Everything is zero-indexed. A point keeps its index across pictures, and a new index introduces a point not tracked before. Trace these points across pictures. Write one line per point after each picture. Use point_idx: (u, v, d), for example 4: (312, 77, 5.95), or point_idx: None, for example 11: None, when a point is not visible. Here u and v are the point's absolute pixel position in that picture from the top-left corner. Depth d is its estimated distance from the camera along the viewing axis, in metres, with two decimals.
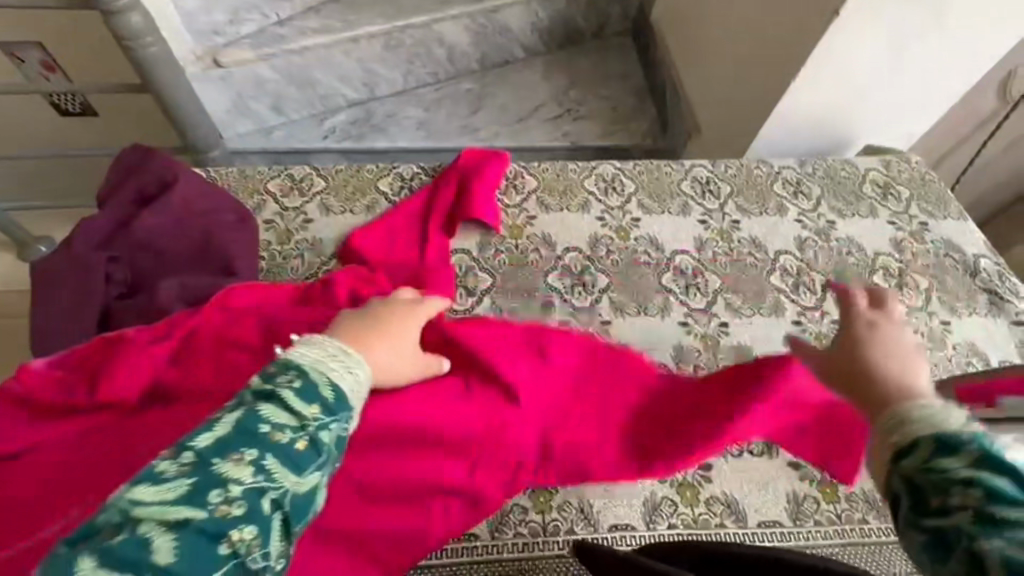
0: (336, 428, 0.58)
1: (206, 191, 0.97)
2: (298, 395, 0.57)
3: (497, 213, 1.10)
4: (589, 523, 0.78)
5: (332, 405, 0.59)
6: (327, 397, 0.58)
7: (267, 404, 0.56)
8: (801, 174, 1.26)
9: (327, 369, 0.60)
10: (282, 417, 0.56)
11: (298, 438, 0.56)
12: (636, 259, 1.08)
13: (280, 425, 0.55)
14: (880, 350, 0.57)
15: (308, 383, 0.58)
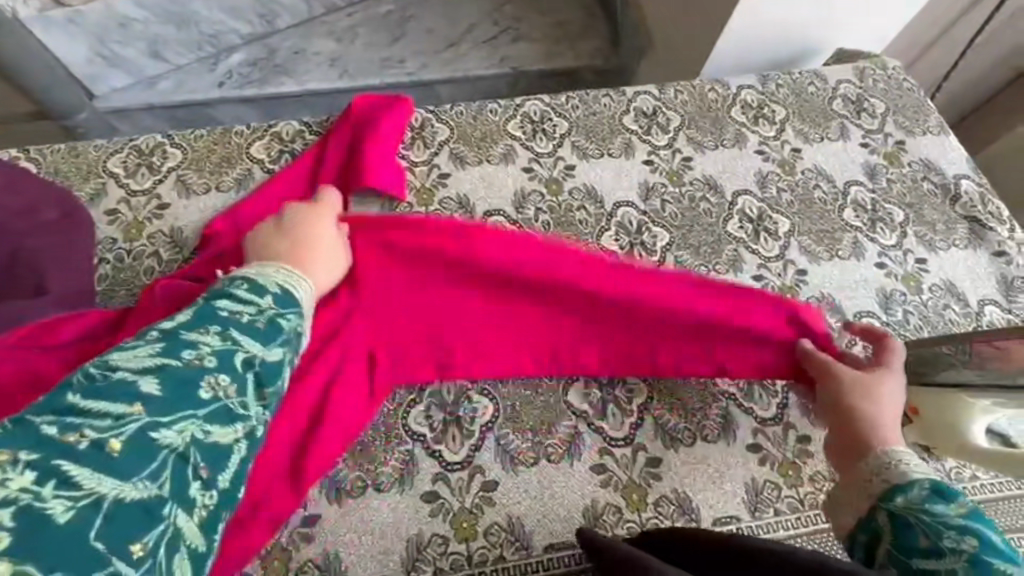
0: (293, 320, 0.57)
1: (13, 185, 0.76)
2: (254, 285, 0.56)
3: (401, 174, 0.90)
4: (520, 547, 0.68)
5: (283, 298, 0.58)
6: (278, 290, 0.58)
7: (222, 297, 0.55)
8: (764, 94, 1.07)
9: (275, 278, 0.60)
10: (242, 305, 0.54)
11: (257, 319, 0.54)
12: (570, 218, 0.91)
13: (239, 310, 0.54)
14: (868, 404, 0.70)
15: (257, 283, 0.57)
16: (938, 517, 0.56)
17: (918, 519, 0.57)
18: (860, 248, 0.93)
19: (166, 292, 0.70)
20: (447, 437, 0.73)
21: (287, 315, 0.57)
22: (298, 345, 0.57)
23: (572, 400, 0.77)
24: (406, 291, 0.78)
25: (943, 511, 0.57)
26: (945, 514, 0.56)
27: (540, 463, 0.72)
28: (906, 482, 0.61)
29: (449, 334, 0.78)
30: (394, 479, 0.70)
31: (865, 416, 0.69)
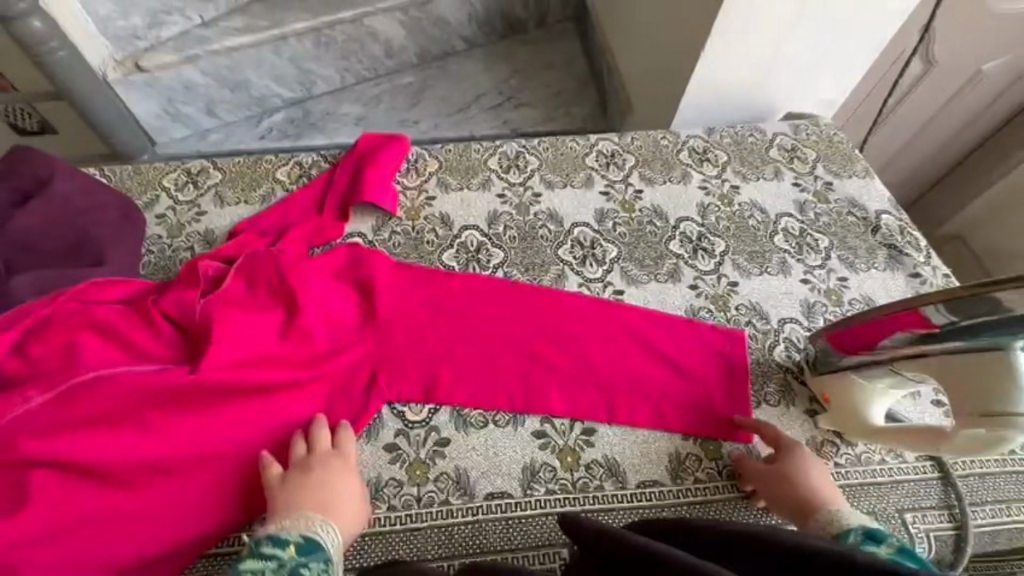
0: (314, 567, 0.63)
1: (88, 190, 0.96)
2: (296, 550, 0.64)
3: (395, 195, 1.09)
4: (464, 492, 0.78)
5: (305, 545, 0.65)
6: (299, 538, 0.65)
7: (251, 560, 0.63)
8: (709, 142, 1.25)
9: (298, 522, 0.67)
10: (265, 562, 0.63)
11: (279, 573, 0.62)
12: (533, 234, 1.08)
13: (261, 568, 0.62)
14: (803, 481, 0.77)
15: (281, 537, 0.65)
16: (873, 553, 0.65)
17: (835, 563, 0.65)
18: (787, 266, 1.06)
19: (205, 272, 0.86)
20: (410, 401, 0.85)
21: (307, 564, 0.63)
22: None
23: (523, 376, 0.89)
24: (404, 302, 0.94)
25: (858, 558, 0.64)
26: (875, 551, 0.66)
27: (488, 426, 0.84)
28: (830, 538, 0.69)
29: (437, 318, 0.93)
30: (362, 431, 0.82)
31: (810, 491, 0.76)
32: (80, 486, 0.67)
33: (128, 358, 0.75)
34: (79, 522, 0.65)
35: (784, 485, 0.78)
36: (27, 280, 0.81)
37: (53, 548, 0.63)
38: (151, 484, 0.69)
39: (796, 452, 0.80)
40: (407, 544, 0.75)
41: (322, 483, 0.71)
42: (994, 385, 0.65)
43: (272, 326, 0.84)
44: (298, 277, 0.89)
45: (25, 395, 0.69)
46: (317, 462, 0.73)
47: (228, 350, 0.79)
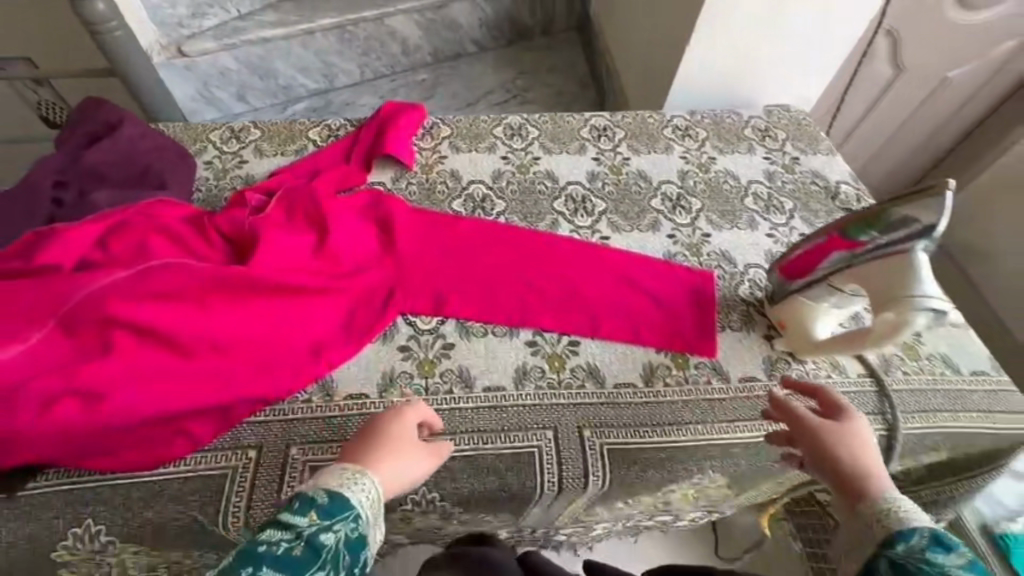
0: (340, 530, 0.64)
1: (149, 135, 1.12)
2: (318, 512, 0.64)
3: (412, 152, 1.24)
4: (465, 384, 0.91)
5: (328, 507, 0.65)
6: (323, 500, 0.65)
7: (266, 530, 0.62)
8: (690, 121, 1.41)
9: (327, 482, 0.67)
10: (282, 533, 0.62)
11: (297, 544, 0.61)
12: (532, 188, 1.22)
13: (278, 539, 0.61)
14: (846, 451, 0.74)
15: (306, 498, 0.65)
16: (940, 565, 0.57)
17: (911, 562, 0.59)
18: (755, 223, 1.21)
19: (252, 199, 1.01)
20: (420, 313, 0.99)
21: (332, 528, 0.63)
22: (348, 557, 0.63)
23: (519, 297, 1.02)
24: (419, 237, 1.09)
25: (942, 559, 0.57)
26: (943, 561, 0.57)
27: (487, 335, 0.98)
28: (903, 531, 0.62)
29: (448, 250, 1.08)
30: (380, 333, 0.95)
31: (853, 461, 0.73)
32: (155, 346, 0.80)
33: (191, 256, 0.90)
34: (153, 373, 0.79)
35: (823, 451, 0.75)
36: (102, 197, 0.95)
37: (131, 390, 0.76)
38: (210, 352, 0.83)
39: (846, 424, 0.76)
40: None
41: (376, 438, 0.75)
42: (898, 276, 0.81)
43: (307, 244, 0.99)
44: (330, 208, 1.04)
45: (110, 270, 0.82)
46: (373, 424, 0.77)
47: (271, 257, 0.93)
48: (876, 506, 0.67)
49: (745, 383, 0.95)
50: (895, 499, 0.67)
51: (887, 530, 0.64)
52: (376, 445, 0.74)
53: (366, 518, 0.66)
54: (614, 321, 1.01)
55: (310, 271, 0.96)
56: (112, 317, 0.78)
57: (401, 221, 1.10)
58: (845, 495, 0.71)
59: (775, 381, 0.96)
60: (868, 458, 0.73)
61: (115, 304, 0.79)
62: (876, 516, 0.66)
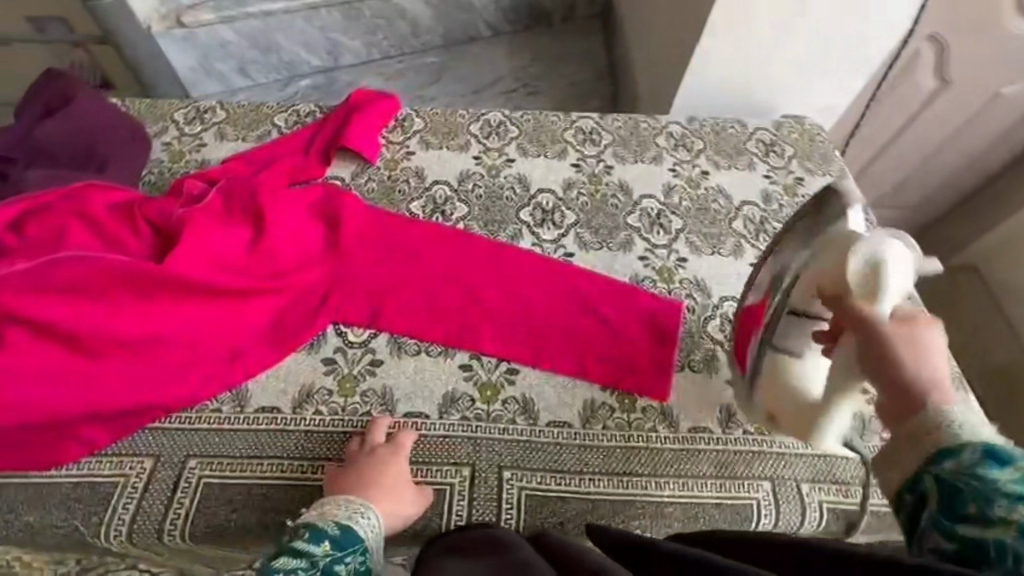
0: (351, 562, 0.66)
1: (103, 111, 1.08)
2: (332, 543, 0.66)
3: (377, 147, 1.17)
4: (386, 408, 0.85)
5: (341, 539, 0.67)
6: (336, 532, 0.67)
7: (285, 556, 0.62)
8: (688, 129, 1.29)
9: (334, 515, 0.70)
10: (298, 559, 0.63)
11: (312, 572, 0.62)
12: (499, 194, 1.14)
13: (294, 566, 0.62)
14: (928, 381, 0.53)
15: (318, 529, 0.67)
16: (988, 483, 0.44)
17: (968, 484, 0.45)
18: (740, 250, 1.09)
19: (190, 189, 0.96)
20: (353, 323, 0.93)
21: (343, 560, 0.66)
22: None
23: (461, 315, 0.95)
24: (366, 238, 1.01)
25: (990, 474, 0.45)
26: (998, 480, 0.44)
27: (420, 354, 0.91)
28: (948, 447, 0.48)
29: (395, 254, 1.00)
30: (306, 343, 0.90)
31: (937, 400, 0.51)
32: (49, 346, 0.78)
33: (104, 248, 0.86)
34: (43, 374, 0.77)
35: (886, 376, 0.55)
36: (36, 176, 0.92)
37: (19, 388, 0.75)
38: (107, 353, 0.80)
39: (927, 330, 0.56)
40: (326, 446, 0.81)
41: (371, 469, 0.77)
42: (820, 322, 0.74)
43: (240, 240, 0.93)
44: (271, 202, 0.98)
45: (12, 263, 0.80)
46: (369, 455, 0.78)
47: (192, 252, 0.88)
48: (932, 418, 0.50)
49: (693, 434, 0.87)
50: (958, 410, 0.51)
51: (933, 448, 0.49)
52: (370, 481, 0.76)
53: (372, 554, 0.69)
54: (562, 350, 0.92)
55: (238, 270, 0.91)
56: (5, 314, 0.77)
57: (350, 218, 1.03)
58: (910, 434, 0.51)
59: (728, 434, 0.87)
60: (930, 369, 0.54)
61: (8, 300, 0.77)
62: (937, 423, 0.50)
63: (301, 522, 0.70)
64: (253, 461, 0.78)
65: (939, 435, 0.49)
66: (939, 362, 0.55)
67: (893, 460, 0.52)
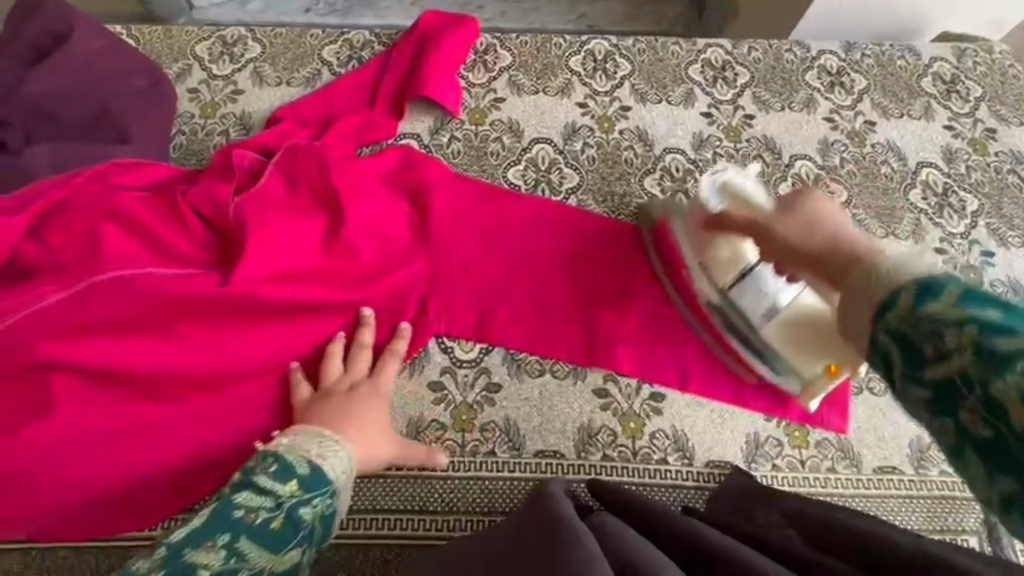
0: (318, 505, 0.56)
1: (109, 53, 0.83)
2: (299, 483, 0.56)
3: (458, 93, 0.91)
4: (512, 447, 0.71)
5: (308, 480, 0.57)
6: (302, 474, 0.56)
7: (242, 494, 0.55)
8: (845, 62, 1.00)
9: (306, 448, 0.59)
10: (259, 498, 0.54)
11: (274, 516, 0.54)
12: (616, 156, 0.91)
13: (256, 506, 0.54)
14: (818, 234, 0.49)
15: (284, 460, 0.57)
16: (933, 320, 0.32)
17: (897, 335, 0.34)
18: (920, 230, 0.88)
19: (241, 164, 0.74)
20: (459, 337, 0.76)
21: (309, 501, 0.56)
22: (322, 531, 0.56)
23: (589, 325, 0.77)
24: (462, 219, 0.81)
25: (1007, 348, 0.29)
26: (929, 310, 0.32)
27: (544, 376, 0.74)
28: (887, 291, 0.35)
29: (498, 240, 0.80)
30: (405, 364, 0.73)
31: (824, 242, 0.48)
32: (98, 393, 0.64)
33: (144, 254, 0.67)
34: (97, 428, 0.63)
35: (784, 242, 0.52)
36: (45, 154, 0.73)
37: (79, 448, 0.62)
38: (172, 396, 0.65)
39: (818, 212, 0.53)
40: (444, 498, 0.68)
41: (345, 404, 0.66)
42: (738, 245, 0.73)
43: (313, 231, 0.74)
44: (342, 177, 0.77)
45: (41, 293, 0.63)
46: (347, 390, 0.67)
47: (252, 262, 0.69)
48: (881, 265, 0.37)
49: (880, 474, 0.72)
50: (909, 254, 0.37)
51: (880, 290, 0.35)
52: (345, 413, 0.65)
53: (344, 491, 0.59)
54: (714, 369, 0.75)
55: (314, 272, 0.73)
56: (50, 361, 0.63)
57: (440, 194, 0.81)
58: (851, 302, 0.38)
59: (923, 477, 0.72)
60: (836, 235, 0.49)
61: (52, 344, 0.63)
62: (879, 271, 0.37)
63: (267, 449, 0.59)
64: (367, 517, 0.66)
65: (880, 287, 0.36)
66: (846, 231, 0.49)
67: (849, 333, 0.38)
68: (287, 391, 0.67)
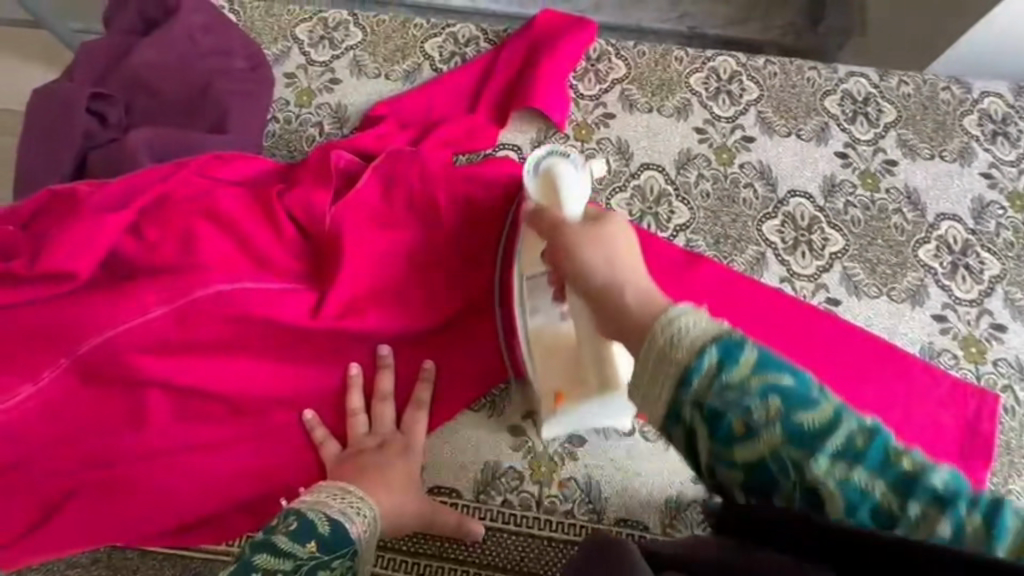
0: (337, 568, 0.54)
1: (214, 33, 0.80)
2: (319, 545, 0.54)
3: (567, 104, 0.84)
4: (592, 510, 0.65)
5: (331, 541, 0.55)
6: (326, 533, 0.54)
7: (260, 555, 0.52)
8: (1012, 108, 0.87)
9: (329, 507, 0.56)
10: (280, 560, 0.52)
11: None
12: (733, 193, 0.81)
13: (274, 569, 0.52)
14: (601, 275, 0.49)
15: (306, 518, 0.55)
16: (725, 400, 0.37)
17: (732, 404, 0.37)
18: None
19: (338, 168, 0.70)
20: None
21: (328, 563, 0.54)
22: None
23: None
24: None
25: (799, 417, 0.36)
26: (726, 385, 0.38)
27: (633, 436, 0.68)
28: (694, 359, 0.38)
29: None
30: (485, 401, 0.69)
31: (610, 280, 0.48)
32: (175, 400, 0.61)
33: (247, 267, 0.63)
34: (169, 440, 0.60)
35: (576, 269, 0.51)
36: (148, 138, 0.71)
37: (172, 469, 0.59)
38: (264, 418, 0.62)
39: (595, 236, 0.52)
40: (517, 555, 0.63)
41: (375, 464, 0.61)
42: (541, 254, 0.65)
43: (407, 246, 0.69)
44: (442, 190, 0.72)
45: (144, 304, 0.59)
46: (378, 446, 0.63)
47: (347, 279, 0.66)
48: (659, 325, 0.41)
49: None
50: (689, 310, 0.40)
51: (685, 363, 0.38)
52: (376, 471, 0.61)
53: (363, 553, 0.57)
54: None
55: (405, 291, 0.68)
56: (147, 377, 0.59)
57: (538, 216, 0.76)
58: (657, 358, 0.40)
59: None
60: (609, 260, 0.50)
61: (153, 358, 0.60)
62: (667, 336, 0.40)
63: (290, 505, 0.57)
64: (434, 564, 0.62)
65: (680, 353, 0.39)
66: (628, 258, 0.51)
67: (644, 393, 0.41)
68: (314, 449, 0.63)
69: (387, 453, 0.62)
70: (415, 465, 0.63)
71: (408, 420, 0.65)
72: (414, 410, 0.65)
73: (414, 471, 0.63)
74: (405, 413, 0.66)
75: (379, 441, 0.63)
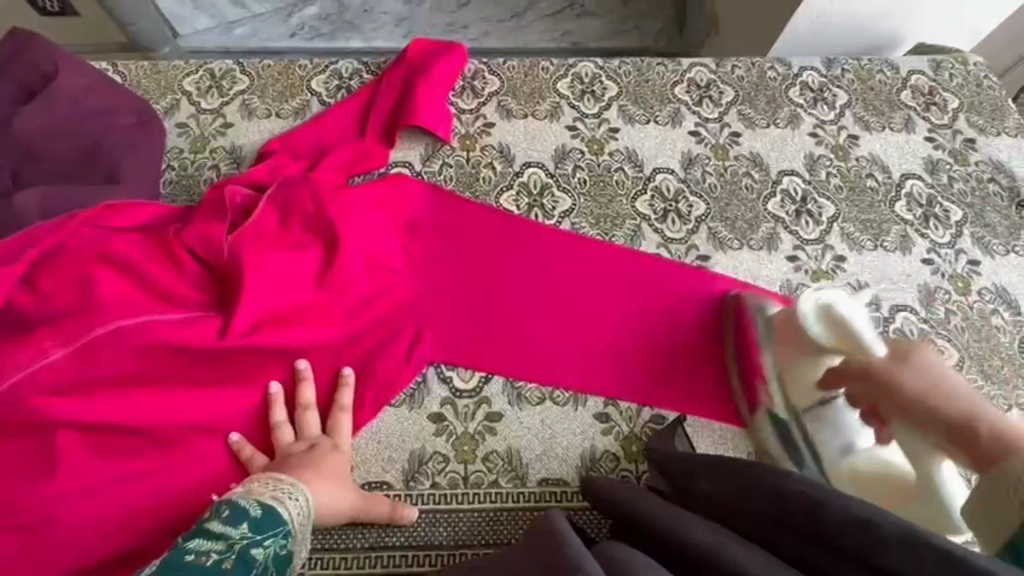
0: (270, 545, 0.55)
1: (97, 93, 0.83)
2: (251, 524, 0.55)
3: (449, 119, 0.92)
4: (515, 476, 0.70)
5: (262, 521, 0.56)
6: (257, 513, 0.56)
7: (194, 540, 0.53)
8: (826, 78, 1.02)
9: (260, 494, 0.58)
10: (212, 542, 0.53)
11: (226, 556, 0.52)
12: (607, 178, 0.91)
13: (208, 549, 0.52)
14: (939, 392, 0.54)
15: (238, 506, 0.56)
16: None
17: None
18: (908, 241, 0.89)
19: (233, 201, 0.74)
20: (459, 365, 0.76)
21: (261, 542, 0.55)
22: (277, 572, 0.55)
23: (558, 338, 0.78)
24: (444, 234, 0.83)
25: None
26: None
27: (545, 403, 0.74)
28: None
29: (465, 258, 0.82)
30: (405, 396, 0.73)
31: (934, 400, 0.53)
32: (89, 442, 0.62)
33: (150, 303, 0.66)
34: (85, 481, 0.61)
35: (906, 395, 0.56)
36: (36, 198, 0.73)
37: (92, 507, 0.60)
38: (182, 442, 0.64)
39: (911, 354, 0.59)
40: (450, 531, 0.67)
41: (306, 466, 0.64)
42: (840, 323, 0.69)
43: (310, 263, 0.74)
44: (337, 209, 0.78)
45: (45, 348, 0.61)
46: (305, 451, 0.66)
47: (253, 300, 0.69)
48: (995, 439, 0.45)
49: None
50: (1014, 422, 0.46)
51: None
52: (304, 469, 0.63)
53: (297, 534, 0.58)
54: (686, 380, 0.78)
55: (313, 304, 0.73)
56: (58, 421, 0.61)
57: (418, 210, 0.84)
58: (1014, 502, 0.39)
59: None
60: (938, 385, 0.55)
61: (62, 402, 0.61)
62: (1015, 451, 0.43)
63: (223, 500, 0.58)
64: (371, 555, 0.65)
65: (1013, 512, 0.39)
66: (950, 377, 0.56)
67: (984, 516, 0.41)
68: (241, 466, 0.65)
69: (316, 454, 0.65)
70: (345, 461, 0.66)
71: (335, 423, 0.69)
72: (338, 412, 0.69)
73: (345, 466, 0.66)
74: (331, 416, 0.69)
75: (308, 445, 0.66)
